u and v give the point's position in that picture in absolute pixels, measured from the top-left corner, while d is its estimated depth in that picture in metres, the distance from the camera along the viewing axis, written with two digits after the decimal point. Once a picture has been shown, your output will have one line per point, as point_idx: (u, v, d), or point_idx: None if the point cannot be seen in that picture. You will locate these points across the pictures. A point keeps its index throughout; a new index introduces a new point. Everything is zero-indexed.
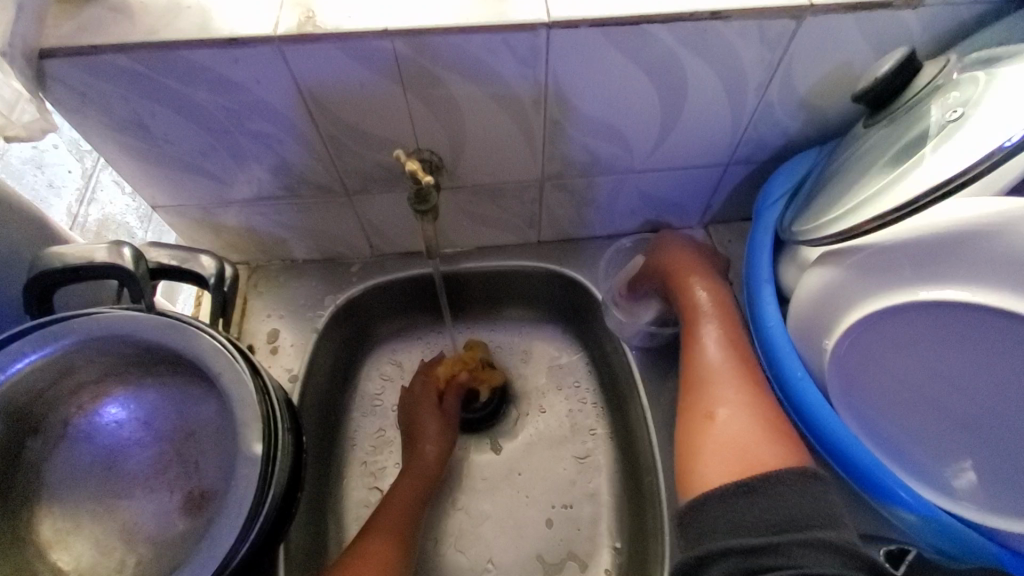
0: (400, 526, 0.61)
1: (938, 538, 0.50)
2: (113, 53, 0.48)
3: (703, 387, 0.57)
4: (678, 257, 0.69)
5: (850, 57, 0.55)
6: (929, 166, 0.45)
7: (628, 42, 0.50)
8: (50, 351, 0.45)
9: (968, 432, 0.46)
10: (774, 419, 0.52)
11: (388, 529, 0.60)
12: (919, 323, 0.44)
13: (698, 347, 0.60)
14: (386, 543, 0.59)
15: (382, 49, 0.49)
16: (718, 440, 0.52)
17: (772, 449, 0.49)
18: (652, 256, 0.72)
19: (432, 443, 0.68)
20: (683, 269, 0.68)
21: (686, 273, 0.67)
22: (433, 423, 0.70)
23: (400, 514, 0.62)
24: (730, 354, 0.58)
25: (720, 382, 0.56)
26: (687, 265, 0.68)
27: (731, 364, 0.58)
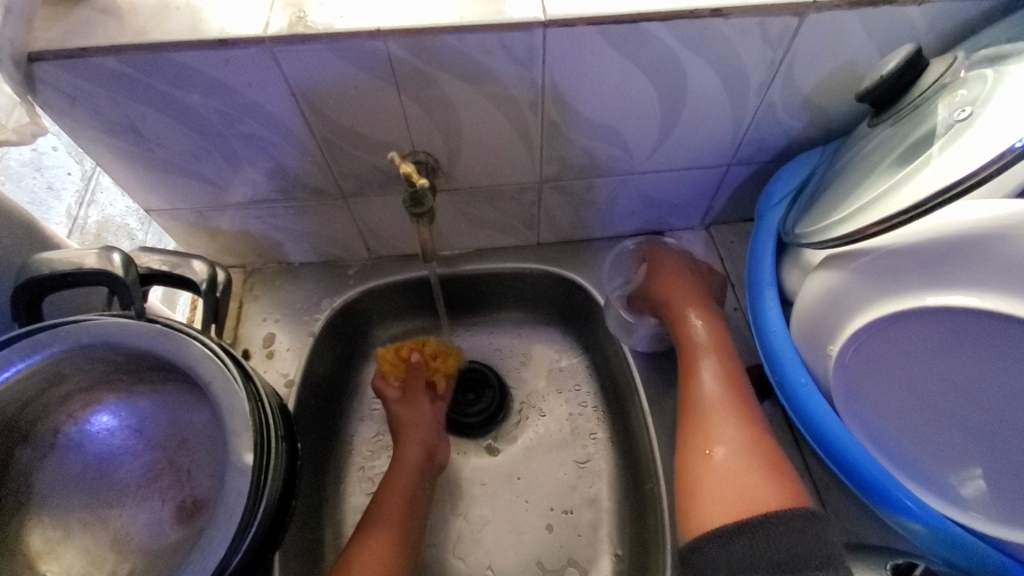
0: (401, 525, 0.60)
1: (946, 549, 0.49)
2: (103, 56, 0.47)
3: (700, 421, 0.57)
4: (671, 282, 0.68)
5: (854, 55, 0.53)
6: (938, 166, 0.44)
7: (627, 41, 0.49)
8: (37, 359, 0.44)
9: (978, 441, 0.44)
10: (771, 457, 0.53)
11: (390, 530, 0.59)
12: (924, 327, 0.43)
13: (695, 379, 0.60)
14: (387, 546, 0.58)
15: (376, 50, 0.48)
16: (717, 479, 0.52)
17: (770, 487, 0.49)
18: (647, 278, 0.71)
19: (412, 439, 0.66)
20: (677, 295, 0.67)
21: (681, 299, 0.67)
22: (413, 416, 0.68)
23: (400, 512, 0.61)
24: (726, 388, 0.59)
25: (716, 416, 0.56)
26: (681, 290, 0.67)
27: (728, 397, 0.58)
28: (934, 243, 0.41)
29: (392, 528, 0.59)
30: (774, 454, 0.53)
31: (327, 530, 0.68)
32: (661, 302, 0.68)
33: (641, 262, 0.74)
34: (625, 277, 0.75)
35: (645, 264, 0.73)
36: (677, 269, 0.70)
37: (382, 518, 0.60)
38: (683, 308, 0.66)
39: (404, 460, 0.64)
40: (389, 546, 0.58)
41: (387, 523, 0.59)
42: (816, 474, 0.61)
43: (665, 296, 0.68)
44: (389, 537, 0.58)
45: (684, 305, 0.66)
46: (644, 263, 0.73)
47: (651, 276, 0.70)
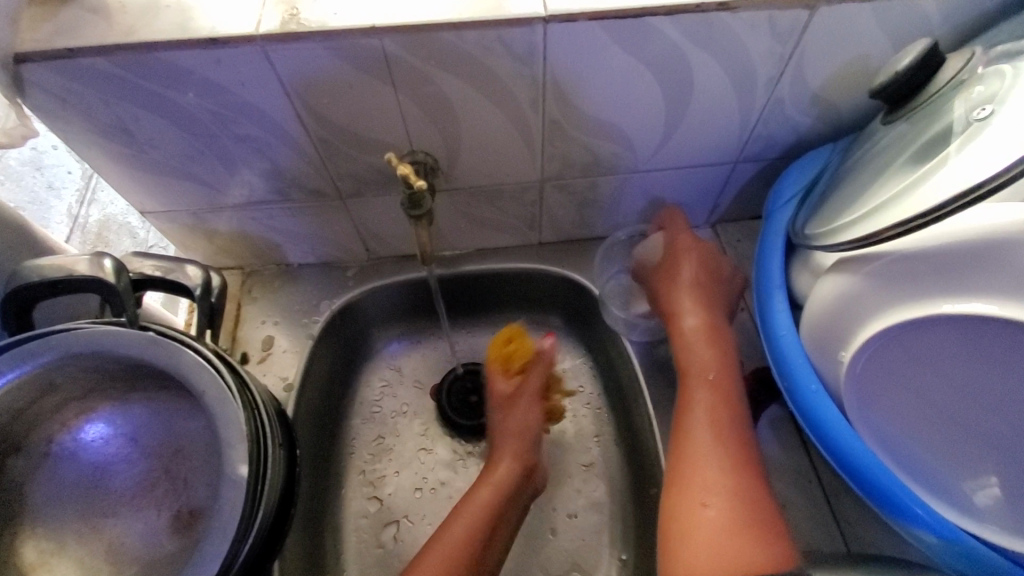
0: (490, 524, 0.55)
1: (962, 562, 0.48)
2: (91, 56, 0.46)
3: (684, 461, 0.51)
4: (677, 290, 0.62)
5: (865, 50, 0.51)
6: (956, 166, 0.42)
7: (631, 36, 0.47)
8: (27, 369, 0.43)
9: (995, 451, 0.43)
10: (764, 506, 0.46)
11: (476, 522, 0.54)
12: (941, 333, 0.41)
13: (688, 413, 0.54)
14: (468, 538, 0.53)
15: (372, 47, 0.46)
16: (706, 526, 0.45)
17: (761, 541, 0.43)
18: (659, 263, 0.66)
19: (516, 432, 0.63)
20: (678, 309, 0.61)
21: (682, 314, 0.61)
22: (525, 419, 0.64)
23: (492, 506, 0.56)
24: (715, 421, 0.53)
25: (702, 458, 0.50)
26: (687, 298, 0.61)
27: (721, 438, 0.51)
28: (949, 246, 0.39)
29: (481, 524, 0.54)
30: (767, 511, 0.46)
31: (328, 535, 0.67)
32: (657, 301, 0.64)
33: (657, 231, 0.68)
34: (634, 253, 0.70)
35: (661, 235, 0.67)
36: (690, 271, 0.63)
37: (470, 508, 0.55)
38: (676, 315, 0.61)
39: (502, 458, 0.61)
40: (472, 537, 0.53)
41: (477, 514, 0.55)
42: (825, 479, 0.59)
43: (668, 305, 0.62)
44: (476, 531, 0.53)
45: (686, 322, 0.60)
46: (660, 233, 0.67)
47: (660, 278, 0.64)
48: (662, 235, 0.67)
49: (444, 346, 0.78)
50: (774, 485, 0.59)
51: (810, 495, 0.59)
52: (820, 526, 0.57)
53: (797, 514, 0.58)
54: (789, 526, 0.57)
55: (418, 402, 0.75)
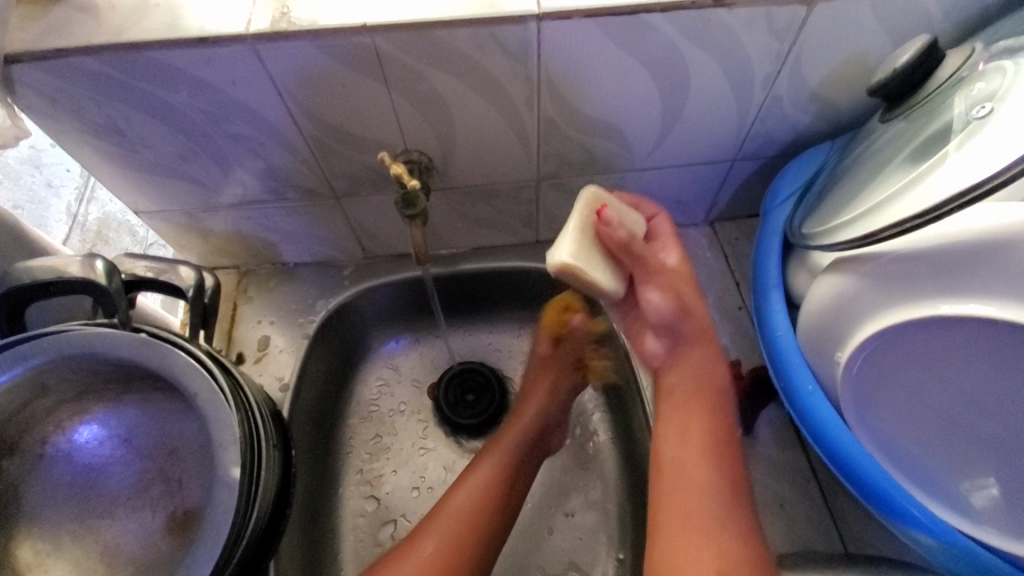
0: (508, 474, 0.59)
1: (959, 565, 0.47)
2: (80, 56, 0.45)
3: (688, 519, 0.46)
4: (691, 320, 0.57)
5: (865, 46, 0.51)
6: (955, 164, 0.42)
7: (625, 33, 0.46)
8: (19, 371, 0.43)
9: (993, 452, 0.42)
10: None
11: (496, 472, 0.59)
12: (937, 334, 0.41)
13: (686, 462, 0.50)
14: (485, 485, 0.57)
15: (363, 45, 0.46)
16: None
17: None
18: (669, 268, 0.58)
19: (539, 396, 0.66)
20: (688, 342, 0.57)
21: (694, 351, 0.57)
22: (545, 384, 0.67)
23: (511, 456, 0.61)
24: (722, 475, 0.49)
25: (707, 519, 0.46)
26: (699, 332, 0.57)
27: (722, 497, 0.47)
28: (946, 246, 0.39)
29: (497, 473, 0.59)
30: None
31: (325, 535, 0.66)
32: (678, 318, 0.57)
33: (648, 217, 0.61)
34: (589, 194, 0.55)
35: (655, 226, 0.61)
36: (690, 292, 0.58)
37: (493, 460, 0.60)
38: (701, 369, 0.55)
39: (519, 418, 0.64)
40: (489, 488, 0.57)
41: (497, 464, 0.59)
42: (823, 478, 0.59)
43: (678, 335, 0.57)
44: (493, 479, 0.58)
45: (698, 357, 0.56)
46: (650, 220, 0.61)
47: (664, 285, 0.57)
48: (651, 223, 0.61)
49: (440, 345, 0.78)
50: (772, 485, 0.59)
51: (807, 494, 0.58)
52: (818, 526, 0.57)
53: (795, 513, 0.57)
54: (787, 526, 0.57)
55: (416, 400, 0.75)
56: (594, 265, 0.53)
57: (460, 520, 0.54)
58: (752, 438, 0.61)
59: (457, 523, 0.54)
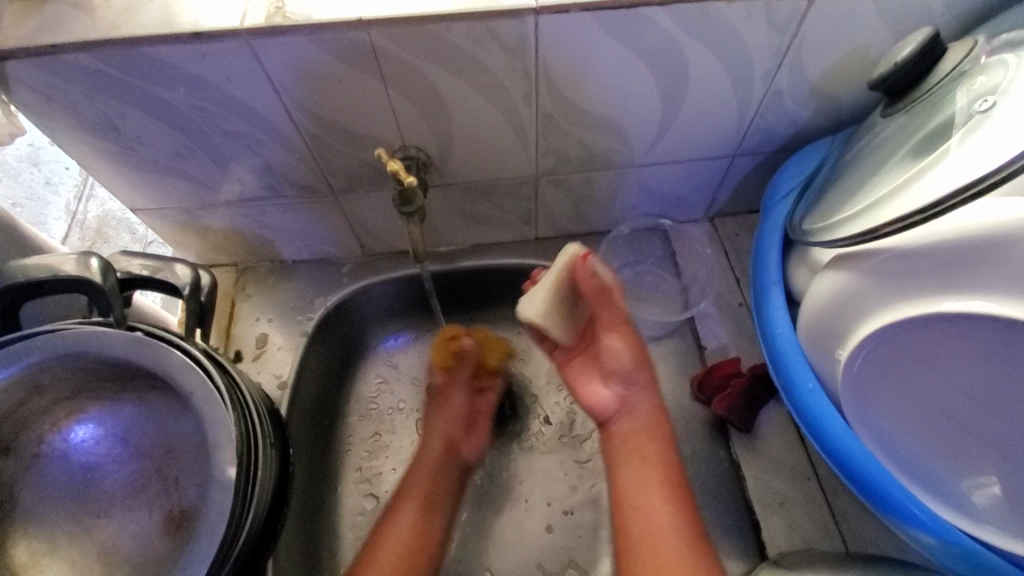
0: (428, 505, 0.60)
1: (961, 563, 0.47)
2: (74, 52, 0.45)
3: (658, 563, 0.50)
4: (640, 365, 0.59)
5: (867, 39, 0.50)
6: (957, 158, 0.41)
7: (624, 27, 0.46)
8: (12, 371, 0.43)
9: (994, 450, 0.42)
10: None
11: (418, 504, 0.59)
12: (938, 331, 0.40)
13: (649, 508, 0.54)
14: (411, 520, 0.58)
15: (359, 40, 0.45)
16: None
17: None
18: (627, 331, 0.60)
19: (439, 425, 0.65)
20: (636, 388, 0.60)
21: (640, 395, 0.60)
22: (447, 406, 0.66)
23: (427, 487, 0.61)
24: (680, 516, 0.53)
25: (674, 562, 0.50)
26: (647, 378, 0.60)
27: (685, 535, 0.52)
28: (950, 241, 0.38)
29: (418, 508, 0.59)
30: None
31: (324, 534, 0.66)
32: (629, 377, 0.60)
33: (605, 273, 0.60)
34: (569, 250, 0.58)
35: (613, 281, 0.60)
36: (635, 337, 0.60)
37: (410, 494, 0.60)
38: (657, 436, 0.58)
39: (428, 450, 0.64)
40: (414, 524, 0.58)
41: (417, 496, 0.60)
42: (824, 476, 0.59)
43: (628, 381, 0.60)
44: (415, 516, 0.58)
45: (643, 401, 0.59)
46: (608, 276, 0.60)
47: (623, 334, 0.59)
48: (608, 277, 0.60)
49: None
50: (772, 483, 0.58)
51: (807, 492, 0.58)
52: (819, 524, 0.56)
53: (796, 512, 0.57)
54: (787, 524, 0.56)
55: (415, 398, 0.75)
56: (556, 321, 0.58)
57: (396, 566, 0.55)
58: (753, 436, 0.61)
59: (387, 566, 0.54)
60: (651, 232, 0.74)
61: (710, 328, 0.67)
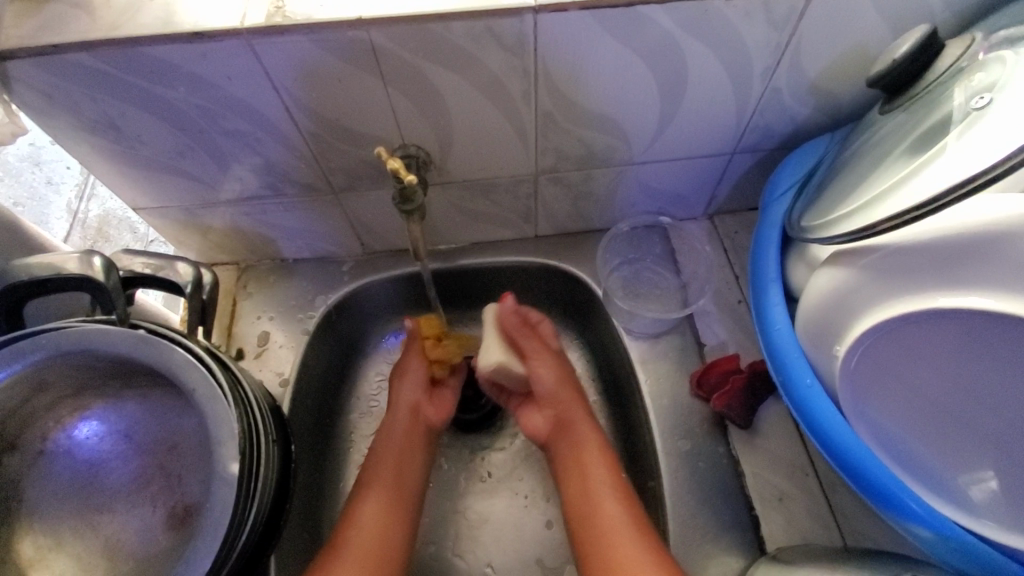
0: (397, 486, 0.60)
1: (957, 557, 0.47)
2: (76, 52, 0.45)
3: (608, 555, 0.52)
4: (565, 389, 0.65)
5: (865, 36, 0.50)
6: (953, 156, 0.42)
7: (623, 26, 0.46)
8: (16, 369, 0.43)
9: (990, 445, 0.42)
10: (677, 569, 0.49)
11: (384, 491, 0.59)
12: (934, 327, 0.41)
13: (595, 514, 0.56)
14: (381, 505, 0.57)
15: (359, 39, 0.45)
16: None
17: None
18: (558, 364, 0.67)
19: (402, 391, 0.66)
20: (568, 411, 0.64)
21: (574, 415, 0.64)
22: (404, 378, 0.67)
23: (393, 467, 0.61)
24: (624, 506, 0.56)
25: (624, 543, 0.52)
26: (575, 402, 0.65)
27: (629, 520, 0.54)
28: (944, 238, 0.39)
29: (387, 488, 0.59)
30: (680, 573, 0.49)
31: (325, 531, 0.67)
32: (561, 401, 0.65)
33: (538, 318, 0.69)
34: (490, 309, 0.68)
35: (542, 324, 0.69)
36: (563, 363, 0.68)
37: (376, 478, 0.59)
38: (590, 445, 0.61)
39: (394, 421, 0.64)
40: (384, 506, 0.57)
41: (383, 485, 0.59)
42: (822, 471, 0.59)
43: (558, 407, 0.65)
44: (383, 495, 0.58)
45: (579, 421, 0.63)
46: (540, 321, 0.69)
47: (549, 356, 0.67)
48: (539, 322, 0.69)
49: None
50: (771, 478, 0.59)
51: (807, 488, 0.58)
52: (817, 520, 0.57)
53: (795, 507, 0.57)
54: (785, 519, 0.57)
55: None
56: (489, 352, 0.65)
57: (376, 528, 0.56)
58: (752, 432, 0.61)
59: (365, 547, 0.54)
60: (650, 230, 0.74)
61: (709, 325, 0.68)
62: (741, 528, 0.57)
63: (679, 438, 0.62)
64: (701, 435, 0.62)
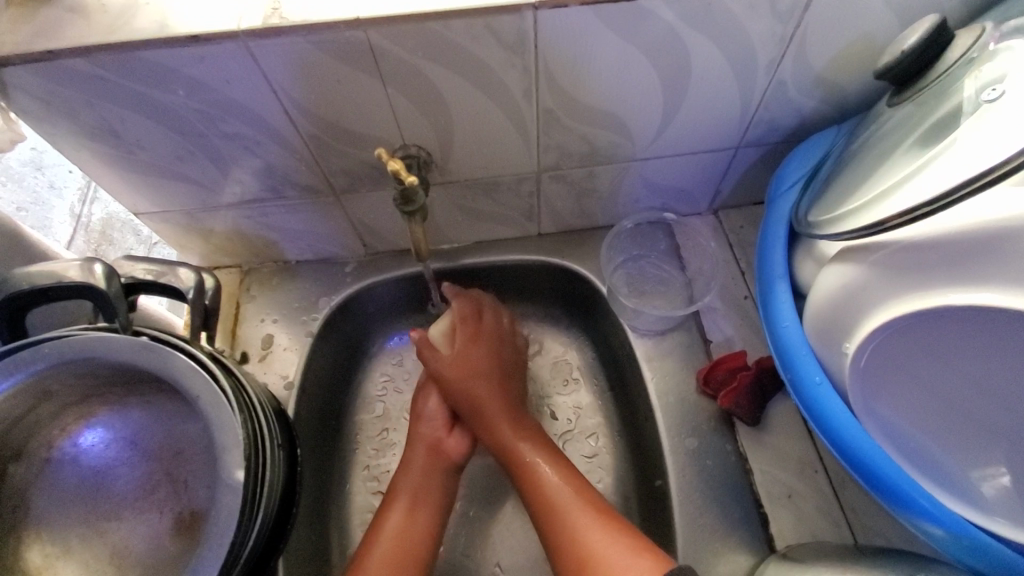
0: (415, 495, 0.60)
1: (970, 556, 0.47)
2: (72, 58, 0.45)
3: (568, 540, 0.53)
4: (481, 387, 0.63)
5: (870, 26, 0.50)
6: (964, 149, 0.41)
7: (624, 19, 0.45)
8: (20, 378, 0.43)
9: (1002, 442, 0.42)
10: (628, 529, 0.52)
11: (408, 500, 0.59)
12: (947, 324, 0.40)
13: (551, 502, 0.56)
14: (403, 518, 0.58)
15: (357, 40, 0.45)
16: (607, 558, 0.49)
17: (635, 560, 0.48)
18: (490, 353, 0.66)
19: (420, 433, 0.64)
20: (471, 396, 0.63)
21: (490, 416, 0.62)
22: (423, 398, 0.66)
23: (414, 484, 0.60)
24: (570, 482, 0.57)
25: (576, 521, 0.53)
26: (499, 411, 0.62)
27: (573, 489, 0.56)
28: (956, 234, 0.38)
29: (403, 506, 0.59)
30: (628, 529, 0.52)
31: (333, 530, 0.67)
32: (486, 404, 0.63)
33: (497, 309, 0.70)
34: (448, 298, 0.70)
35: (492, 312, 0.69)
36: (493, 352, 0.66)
37: (398, 489, 0.60)
38: (525, 446, 0.60)
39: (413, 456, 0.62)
40: (407, 517, 0.58)
41: (405, 495, 0.60)
42: (830, 468, 0.59)
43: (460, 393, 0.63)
44: (404, 510, 0.58)
45: (480, 394, 0.63)
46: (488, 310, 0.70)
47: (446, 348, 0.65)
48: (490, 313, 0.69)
49: None
50: (780, 476, 0.58)
51: (815, 485, 0.58)
52: (827, 517, 0.56)
53: (804, 504, 0.57)
54: (794, 517, 0.56)
55: None
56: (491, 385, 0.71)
57: (400, 544, 0.56)
58: (759, 428, 0.61)
59: (390, 554, 0.55)
60: (654, 226, 0.73)
61: (715, 321, 0.67)
62: (750, 526, 0.56)
63: (686, 436, 0.61)
64: (709, 433, 0.61)
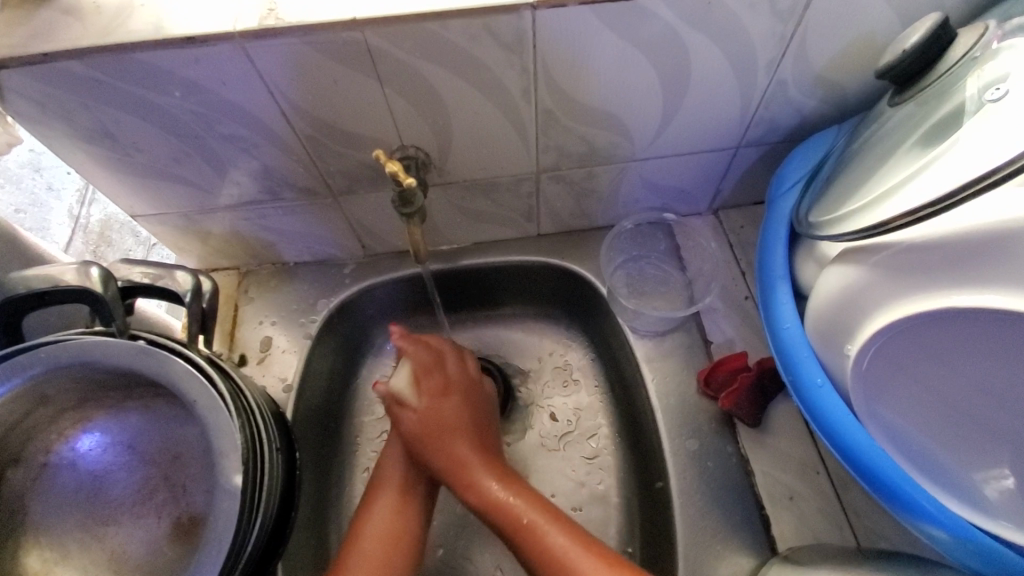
0: (404, 484, 0.58)
1: (974, 559, 0.47)
2: (67, 60, 0.44)
3: None
4: (455, 441, 0.58)
5: (871, 25, 0.49)
6: (966, 150, 0.40)
7: (623, 18, 0.45)
8: (17, 383, 0.43)
9: (1006, 445, 0.41)
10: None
11: (395, 486, 0.58)
12: (950, 326, 0.40)
13: (551, 559, 0.50)
14: (389, 507, 0.56)
15: (354, 41, 0.45)
16: None
17: None
18: (458, 405, 0.60)
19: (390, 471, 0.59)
20: (449, 453, 0.57)
21: (467, 473, 0.56)
22: (387, 458, 0.60)
23: (402, 474, 0.59)
24: (570, 535, 0.51)
25: (586, 572, 0.48)
26: (476, 463, 0.57)
27: (574, 540, 0.51)
28: (958, 235, 0.38)
29: (392, 492, 0.57)
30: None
31: (333, 534, 0.66)
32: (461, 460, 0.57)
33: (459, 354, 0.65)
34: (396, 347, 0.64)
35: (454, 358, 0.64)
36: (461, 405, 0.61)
37: (385, 476, 0.59)
38: (514, 507, 0.54)
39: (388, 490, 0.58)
40: (397, 504, 0.57)
41: (392, 480, 0.58)
42: (832, 469, 0.58)
43: (433, 449, 0.58)
44: (392, 495, 0.57)
45: (456, 449, 0.57)
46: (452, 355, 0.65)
47: (418, 401, 0.60)
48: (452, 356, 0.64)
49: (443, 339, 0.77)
50: (781, 477, 0.58)
51: (817, 487, 0.58)
52: (829, 518, 0.56)
53: (805, 505, 0.57)
54: (796, 518, 0.56)
55: None
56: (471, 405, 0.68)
57: (388, 530, 0.55)
58: (760, 430, 0.61)
59: (377, 539, 0.54)
60: (654, 226, 0.73)
61: (715, 322, 0.67)
62: (752, 527, 0.56)
63: (687, 438, 0.61)
64: (710, 435, 0.61)
